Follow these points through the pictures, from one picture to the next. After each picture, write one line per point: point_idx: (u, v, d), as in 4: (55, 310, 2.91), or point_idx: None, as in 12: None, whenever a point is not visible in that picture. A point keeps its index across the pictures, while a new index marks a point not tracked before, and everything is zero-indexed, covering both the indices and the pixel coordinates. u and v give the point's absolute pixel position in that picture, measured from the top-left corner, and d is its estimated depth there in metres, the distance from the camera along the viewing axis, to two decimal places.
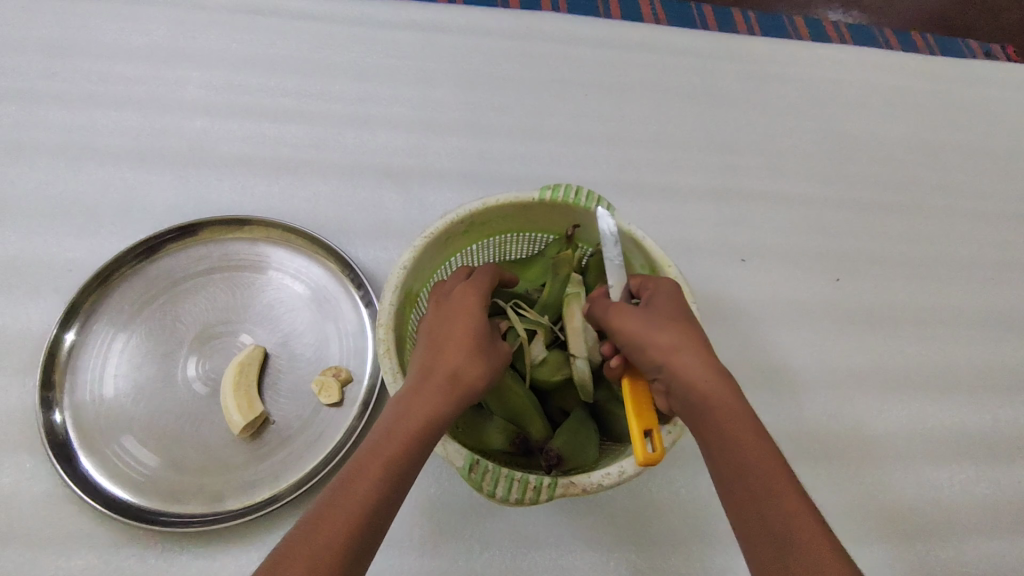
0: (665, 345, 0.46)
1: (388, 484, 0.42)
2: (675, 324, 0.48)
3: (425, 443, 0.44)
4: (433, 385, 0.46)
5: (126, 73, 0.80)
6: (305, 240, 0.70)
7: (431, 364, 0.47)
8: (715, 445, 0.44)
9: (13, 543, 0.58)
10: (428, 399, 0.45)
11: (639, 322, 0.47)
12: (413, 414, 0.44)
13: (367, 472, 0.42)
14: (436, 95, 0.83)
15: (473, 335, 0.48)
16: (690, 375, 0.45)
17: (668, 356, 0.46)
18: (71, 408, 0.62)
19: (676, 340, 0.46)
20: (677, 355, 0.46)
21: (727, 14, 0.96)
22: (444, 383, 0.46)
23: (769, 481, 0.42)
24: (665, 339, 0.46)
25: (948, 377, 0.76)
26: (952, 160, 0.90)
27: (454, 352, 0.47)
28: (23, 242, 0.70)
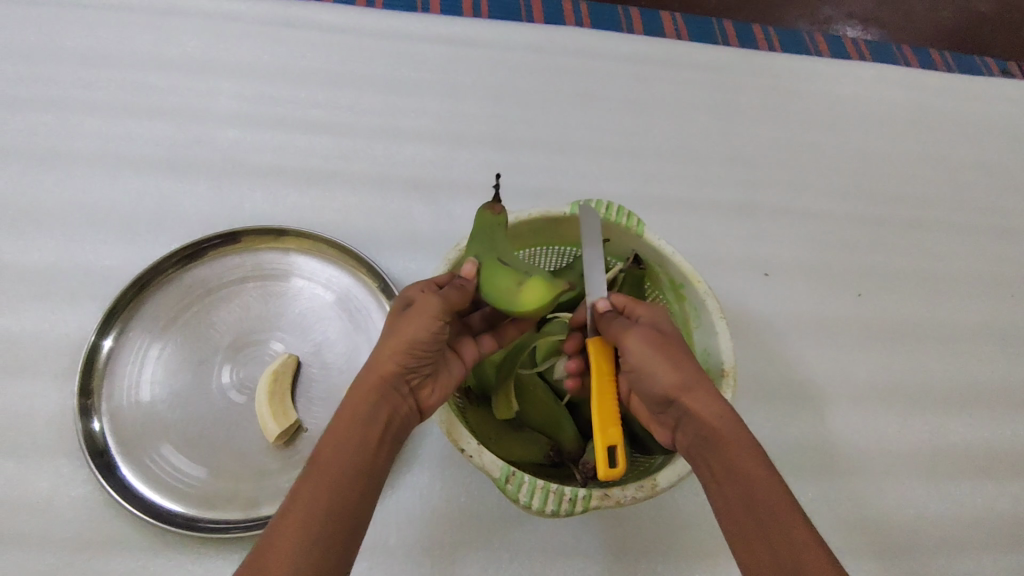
0: (676, 380, 0.47)
1: (327, 493, 0.41)
2: (683, 358, 0.48)
3: (371, 428, 0.45)
4: (359, 388, 0.46)
5: (160, 84, 0.81)
6: (337, 251, 0.71)
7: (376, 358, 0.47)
8: (722, 477, 0.45)
9: (51, 546, 0.59)
10: (353, 403, 0.45)
11: (648, 349, 0.48)
12: (338, 423, 0.44)
13: (331, 451, 0.43)
14: (463, 108, 0.84)
15: (402, 323, 0.47)
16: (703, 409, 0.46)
17: (680, 391, 0.47)
18: (108, 415, 0.63)
19: (685, 375, 0.47)
20: (687, 392, 0.47)
21: (749, 29, 0.97)
22: (370, 381, 0.46)
23: (779, 513, 0.42)
24: (675, 374, 0.47)
25: (969, 392, 0.77)
26: (971, 177, 0.91)
27: (381, 348, 0.47)
28: (61, 250, 0.72)
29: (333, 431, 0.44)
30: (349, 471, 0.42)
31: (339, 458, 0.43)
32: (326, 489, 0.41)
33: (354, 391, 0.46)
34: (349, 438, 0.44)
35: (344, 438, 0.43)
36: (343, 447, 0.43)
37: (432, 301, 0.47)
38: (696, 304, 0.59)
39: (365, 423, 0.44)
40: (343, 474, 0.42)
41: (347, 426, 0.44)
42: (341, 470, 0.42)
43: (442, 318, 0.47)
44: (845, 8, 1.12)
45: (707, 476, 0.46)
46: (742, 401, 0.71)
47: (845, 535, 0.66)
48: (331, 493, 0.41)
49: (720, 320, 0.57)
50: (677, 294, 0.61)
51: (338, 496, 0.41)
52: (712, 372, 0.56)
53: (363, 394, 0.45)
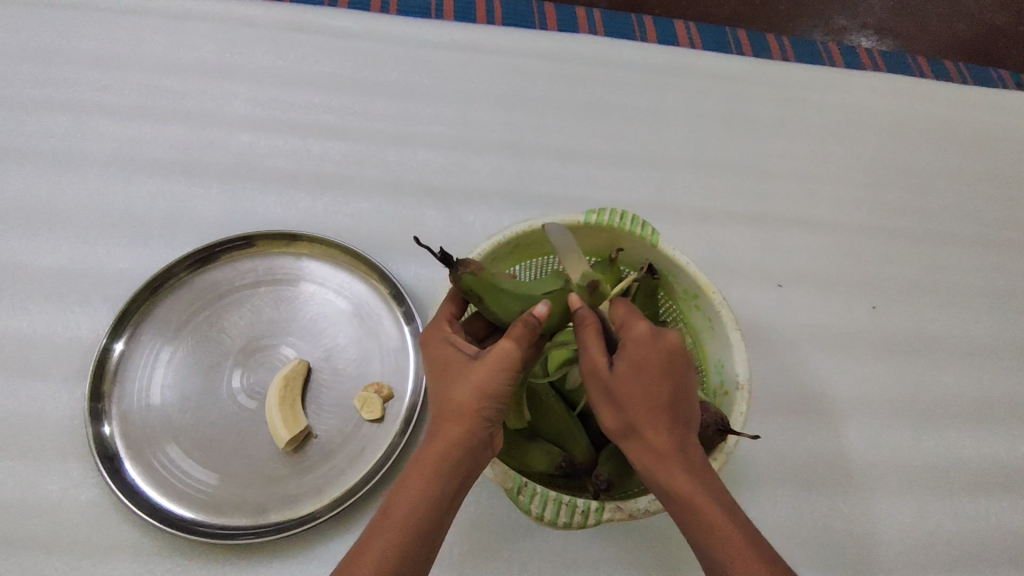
0: (612, 429, 0.47)
1: (398, 547, 0.41)
2: (621, 400, 0.46)
3: (448, 480, 0.43)
4: (444, 435, 0.44)
5: (175, 88, 0.82)
6: (349, 257, 0.71)
7: (457, 402, 0.45)
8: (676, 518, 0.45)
9: (60, 549, 0.59)
10: (435, 450, 0.44)
11: (591, 388, 0.48)
12: (418, 472, 0.43)
13: (403, 504, 0.42)
14: (476, 115, 0.84)
15: (479, 371, 0.45)
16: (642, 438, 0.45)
17: (619, 436, 0.47)
18: (118, 419, 0.62)
19: (619, 421, 0.46)
20: (626, 439, 0.46)
21: (762, 39, 0.97)
22: (455, 431, 0.44)
23: (724, 560, 0.42)
24: (609, 423, 0.47)
25: (984, 407, 0.76)
26: (986, 190, 0.91)
27: (458, 397, 0.45)
28: (73, 252, 0.72)
29: (411, 480, 0.43)
30: (422, 526, 0.42)
31: (414, 512, 0.42)
32: (399, 541, 0.41)
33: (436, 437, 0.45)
34: (427, 491, 0.43)
35: (422, 491, 0.43)
36: (420, 499, 0.42)
37: (509, 350, 0.46)
38: (711, 315, 0.58)
39: (445, 477, 0.43)
40: (417, 531, 0.42)
41: (428, 479, 0.43)
42: (415, 526, 0.42)
43: (519, 356, 0.46)
44: (860, 18, 1.11)
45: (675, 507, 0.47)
46: (755, 413, 0.70)
47: (858, 550, 0.66)
48: (402, 549, 0.41)
49: (735, 331, 0.56)
50: (691, 304, 0.60)
51: (408, 552, 0.41)
52: (727, 385, 0.56)
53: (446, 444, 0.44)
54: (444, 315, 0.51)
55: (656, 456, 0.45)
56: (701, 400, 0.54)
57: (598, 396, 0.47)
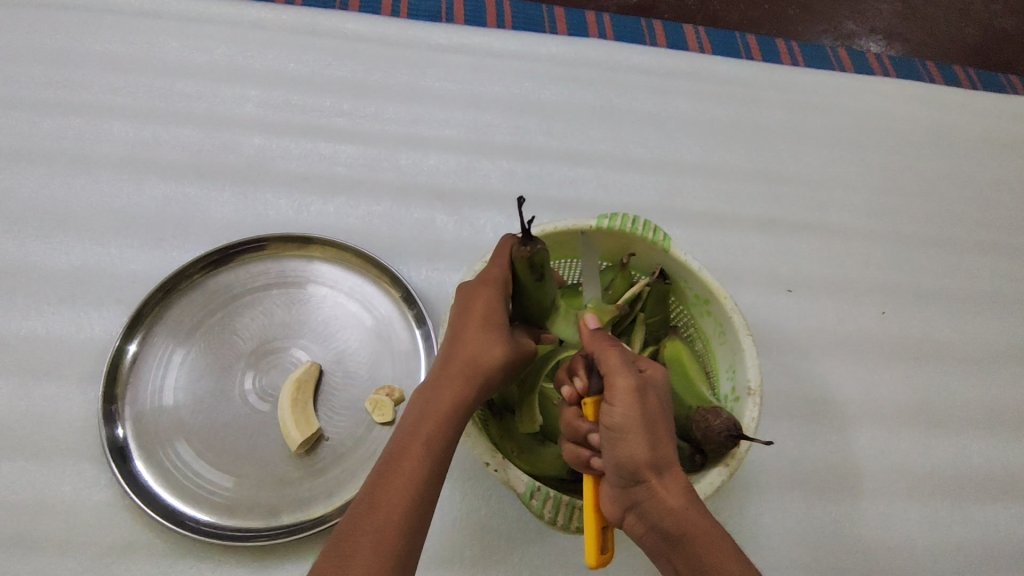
0: (642, 459, 0.43)
1: (421, 485, 0.43)
2: (658, 430, 0.44)
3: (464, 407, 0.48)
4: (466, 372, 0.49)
5: (187, 90, 0.82)
6: (360, 260, 0.71)
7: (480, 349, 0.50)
8: (684, 566, 0.43)
9: (73, 550, 0.59)
10: (447, 401, 0.47)
11: (628, 406, 0.44)
12: (433, 420, 0.46)
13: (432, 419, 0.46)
14: (487, 119, 0.84)
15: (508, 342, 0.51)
16: (665, 471, 0.44)
17: (646, 469, 0.43)
18: (132, 420, 0.63)
19: (654, 452, 0.43)
20: (654, 474, 0.43)
21: (772, 44, 0.97)
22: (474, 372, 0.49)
23: None
24: (642, 451, 0.43)
25: (994, 413, 0.76)
26: (996, 196, 0.91)
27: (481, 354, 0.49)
28: (86, 253, 0.72)
29: (426, 425, 0.46)
30: (438, 469, 0.44)
31: (431, 455, 0.44)
32: (422, 478, 0.43)
33: (445, 388, 0.48)
34: (441, 434, 0.45)
35: (436, 434, 0.45)
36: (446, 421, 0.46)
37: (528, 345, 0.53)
38: (722, 320, 0.59)
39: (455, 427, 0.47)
40: (438, 471, 0.44)
41: (442, 426, 0.46)
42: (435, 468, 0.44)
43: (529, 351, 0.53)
44: (869, 23, 1.11)
45: (665, 559, 0.44)
46: (765, 418, 0.70)
47: (867, 556, 0.66)
48: (424, 483, 0.43)
49: (747, 337, 0.56)
50: (702, 310, 0.60)
51: (428, 489, 0.43)
52: (738, 390, 0.56)
53: (459, 397, 0.47)
54: (499, 270, 0.52)
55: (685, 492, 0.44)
56: (713, 405, 0.55)
57: (636, 418, 0.44)
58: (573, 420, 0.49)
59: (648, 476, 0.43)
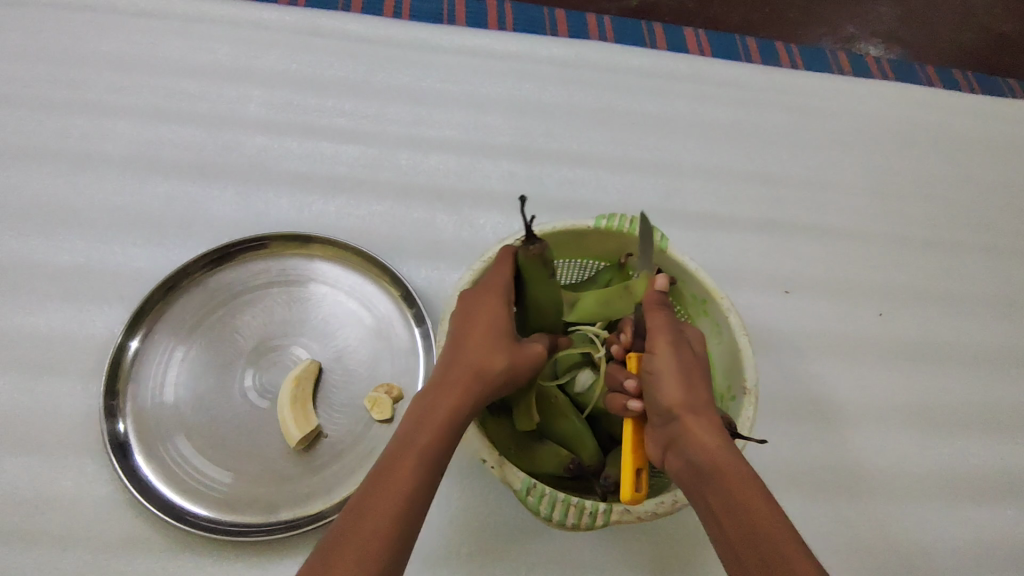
0: (677, 398, 0.47)
1: (413, 498, 0.42)
2: (695, 379, 0.48)
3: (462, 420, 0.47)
4: (466, 381, 0.48)
5: (191, 90, 0.83)
6: (361, 259, 0.72)
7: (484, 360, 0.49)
8: (717, 502, 0.43)
9: (74, 544, 0.60)
10: (448, 410, 0.47)
11: (665, 354, 0.49)
12: (433, 429, 0.46)
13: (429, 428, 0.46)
14: (487, 120, 0.85)
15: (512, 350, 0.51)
16: (703, 414, 0.47)
17: (680, 407, 0.47)
18: (133, 416, 0.63)
19: (688, 394, 0.47)
20: (688, 413, 0.46)
21: (771, 47, 0.98)
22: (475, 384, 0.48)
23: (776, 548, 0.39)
24: (676, 392, 0.47)
25: (990, 414, 0.76)
26: (994, 198, 0.91)
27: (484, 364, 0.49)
28: (90, 251, 0.73)
29: (426, 432, 0.45)
30: (432, 484, 0.44)
31: (426, 469, 0.44)
32: (414, 493, 0.43)
33: (445, 396, 0.48)
34: (438, 449, 0.45)
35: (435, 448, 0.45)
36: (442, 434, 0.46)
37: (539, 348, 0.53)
38: (719, 320, 0.59)
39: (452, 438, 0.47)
40: (431, 486, 0.44)
41: (441, 436, 0.46)
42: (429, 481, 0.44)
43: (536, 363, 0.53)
44: (869, 27, 1.12)
45: (701, 501, 0.44)
46: (762, 418, 0.71)
47: (863, 556, 0.66)
48: (417, 498, 0.43)
49: (743, 337, 0.57)
50: (699, 310, 0.61)
51: (421, 503, 0.43)
52: (734, 389, 0.57)
53: (459, 407, 0.47)
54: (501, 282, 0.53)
55: (721, 435, 0.45)
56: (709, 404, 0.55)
57: (673, 365, 0.48)
58: (615, 372, 0.54)
59: (682, 412, 0.46)
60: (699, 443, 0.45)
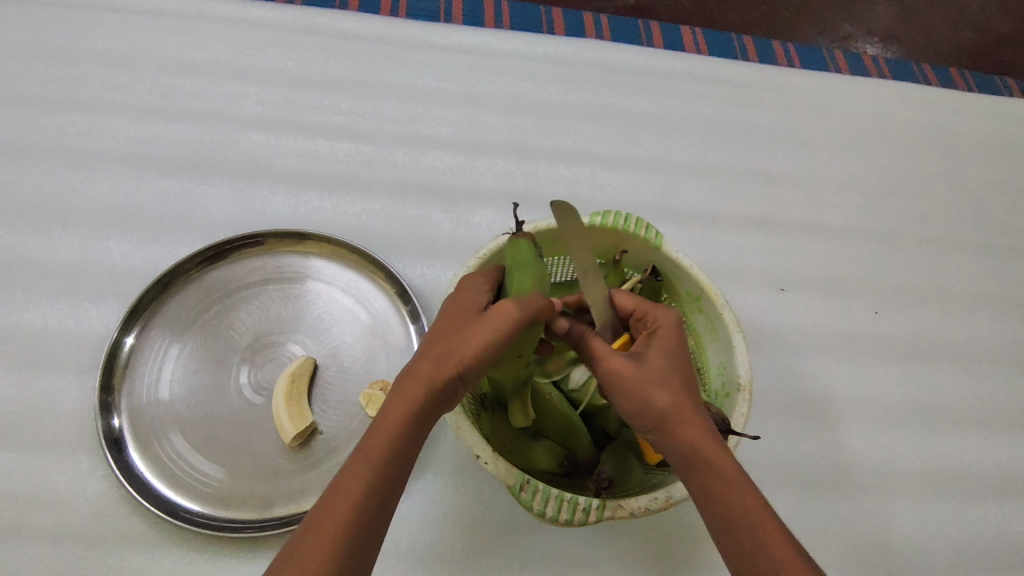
0: (658, 411, 0.44)
1: (364, 500, 0.42)
2: (669, 384, 0.46)
3: (422, 411, 0.45)
4: (425, 371, 0.45)
5: (187, 88, 0.83)
6: (357, 257, 0.72)
7: (444, 348, 0.46)
8: (705, 502, 0.43)
9: (68, 540, 0.60)
10: (398, 409, 0.44)
11: (638, 375, 0.45)
12: (385, 429, 0.44)
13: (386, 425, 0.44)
14: (484, 117, 0.85)
15: (475, 328, 0.46)
16: (682, 418, 0.45)
17: (663, 420, 0.44)
18: (128, 412, 0.63)
19: (668, 404, 0.44)
20: (669, 424, 0.44)
21: (768, 46, 0.98)
22: (436, 373, 0.45)
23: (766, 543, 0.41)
24: (659, 405, 0.44)
25: (986, 412, 0.76)
26: (990, 197, 0.91)
27: (445, 350, 0.46)
28: (86, 247, 0.73)
29: (373, 441, 0.44)
30: (389, 480, 0.43)
31: (382, 468, 0.43)
32: (364, 494, 0.42)
33: (400, 394, 0.45)
34: (395, 446, 0.44)
35: (391, 445, 0.44)
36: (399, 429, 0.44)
37: (533, 303, 0.46)
38: (713, 316, 0.59)
39: (407, 442, 0.44)
40: (389, 483, 0.43)
41: (390, 442, 0.44)
42: (375, 492, 0.42)
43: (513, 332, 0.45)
44: (866, 25, 1.12)
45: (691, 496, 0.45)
46: (757, 416, 0.71)
47: (858, 554, 0.66)
48: (366, 504, 0.42)
49: (738, 333, 0.57)
50: (694, 306, 0.61)
51: (371, 507, 0.42)
52: (728, 386, 0.57)
53: (418, 398, 0.45)
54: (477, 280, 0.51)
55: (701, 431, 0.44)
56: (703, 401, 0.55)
57: (647, 380, 0.45)
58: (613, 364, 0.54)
59: (669, 423, 0.44)
60: (684, 447, 0.44)
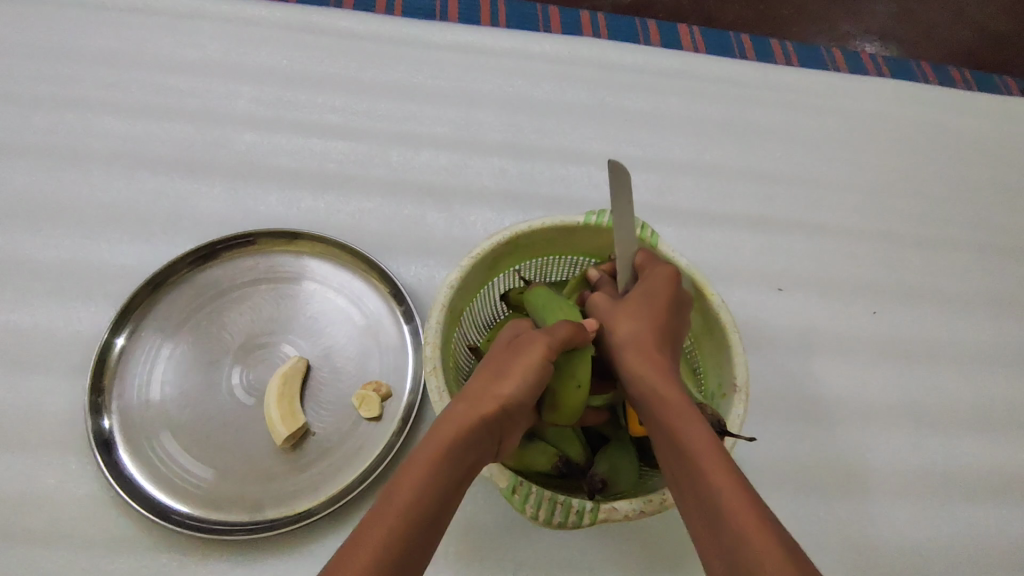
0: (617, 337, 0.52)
1: (409, 533, 0.40)
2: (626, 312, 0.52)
3: (471, 447, 0.44)
4: (475, 408, 0.45)
5: (180, 86, 0.82)
6: (350, 256, 0.71)
7: (492, 388, 0.46)
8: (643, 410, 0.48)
9: (57, 542, 0.59)
10: (444, 438, 0.43)
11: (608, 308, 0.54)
12: (433, 458, 0.42)
13: (433, 452, 0.43)
14: (479, 116, 0.84)
15: (517, 360, 0.48)
16: (627, 338, 0.51)
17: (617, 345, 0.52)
18: (118, 413, 0.63)
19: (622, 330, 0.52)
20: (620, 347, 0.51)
21: (765, 44, 0.97)
22: (486, 408, 0.45)
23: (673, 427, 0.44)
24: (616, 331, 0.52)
25: (984, 413, 0.76)
26: (989, 195, 0.90)
27: (490, 388, 0.46)
28: (76, 247, 0.73)
29: (411, 477, 0.42)
30: (432, 514, 0.41)
31: (429, 500, 0.41)
32: (410, 524, 0.40)
33: (447, 422, 0.44)
34: (442, 476, 0.42)
35: (438, 474, 0.42)
36: (447, 459, 0.43)
37: (563, 329, 0.50)
38: (709, 316, 0.58)
39: (448, 478, 0.42)
40: (431, 522, 0.41)
41: (435, 474, 0.42)
42: (417, 529, 0.40)
43: (551, 357, 0.48)
44: (865, 24, 1.11)
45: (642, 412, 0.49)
46: (754, 417, 0.70)
47: (856, 556, 0.65)
48: (409, 537, 0.40)
49: (733, 333, 0.56)
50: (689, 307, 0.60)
51: (413, 541, 0.40)
52: (725, 387, 0.56)
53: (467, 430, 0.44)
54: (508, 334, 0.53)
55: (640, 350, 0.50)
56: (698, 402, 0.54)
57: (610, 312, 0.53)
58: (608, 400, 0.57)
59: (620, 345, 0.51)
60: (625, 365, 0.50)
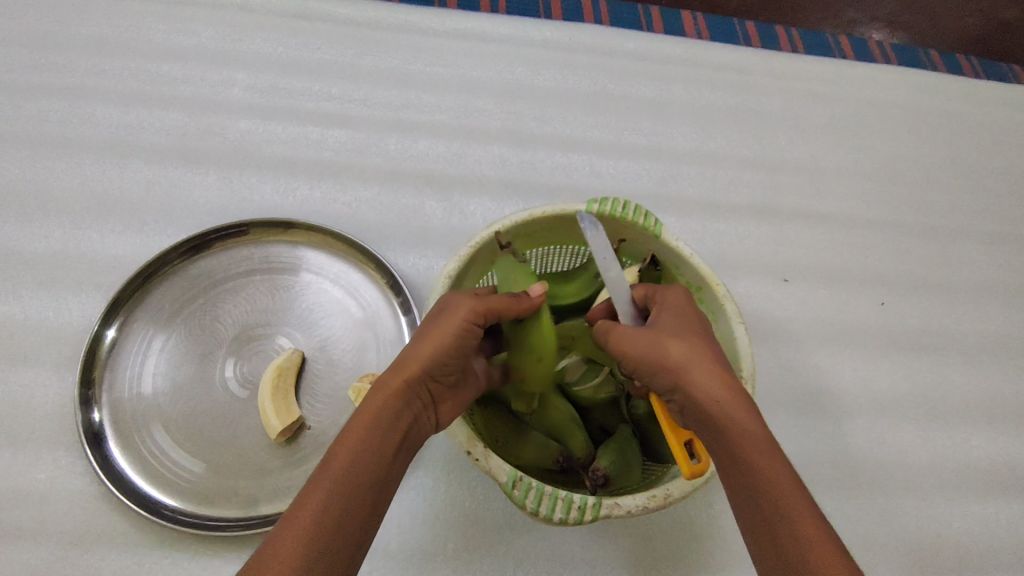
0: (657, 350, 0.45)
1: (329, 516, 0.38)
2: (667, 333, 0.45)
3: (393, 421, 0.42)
4: (396, 382, 0.44)
5: (173, 73, 0.80)
6: (347, 246, 0.69)
7: (410, 357, 0.45)
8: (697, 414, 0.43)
9: (46, 538, 0.58)
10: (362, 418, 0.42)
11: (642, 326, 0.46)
12: (351, 439, 0.41)
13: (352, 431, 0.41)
14: (478, 103, 0.82)
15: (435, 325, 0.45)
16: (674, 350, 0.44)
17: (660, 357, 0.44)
18: (109, 406, 0.61)
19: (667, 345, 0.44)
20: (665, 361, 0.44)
21: (771, 31, 0.95)
22: (404, 380, 0.43)
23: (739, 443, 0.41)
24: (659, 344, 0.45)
25: (994, 406, 0.74)
26: (999, 185, 0.89)
27: (410, 357, 0.45)
28: (67, 238, 0.71)
29: (331, 462, 0.40)
30: (355, 494, 0.39)
31: (348, 479, 0.40)
32: (330, 508, 0.38)
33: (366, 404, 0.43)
34: (361, 454, 0.41)
35: (358, 453, 0.41)
36: (365, 439, 0.41)
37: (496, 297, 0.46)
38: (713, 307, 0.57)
39: (372, 456, 0.41)
40: (354, 501, 0.39)
41: (353, 454, 0.40)
42: (338, 511, 0.38)
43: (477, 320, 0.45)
44: (872, 11, 1.09)
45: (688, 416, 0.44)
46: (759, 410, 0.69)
47: (864, 552, 0.64)
48: (331, 521, 0.38)
49: (738, 324, 0.54)
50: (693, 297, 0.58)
51: (339, 525, 0.38)
52: None
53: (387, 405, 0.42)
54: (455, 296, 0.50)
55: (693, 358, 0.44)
56: None
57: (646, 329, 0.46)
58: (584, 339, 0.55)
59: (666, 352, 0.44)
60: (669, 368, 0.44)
